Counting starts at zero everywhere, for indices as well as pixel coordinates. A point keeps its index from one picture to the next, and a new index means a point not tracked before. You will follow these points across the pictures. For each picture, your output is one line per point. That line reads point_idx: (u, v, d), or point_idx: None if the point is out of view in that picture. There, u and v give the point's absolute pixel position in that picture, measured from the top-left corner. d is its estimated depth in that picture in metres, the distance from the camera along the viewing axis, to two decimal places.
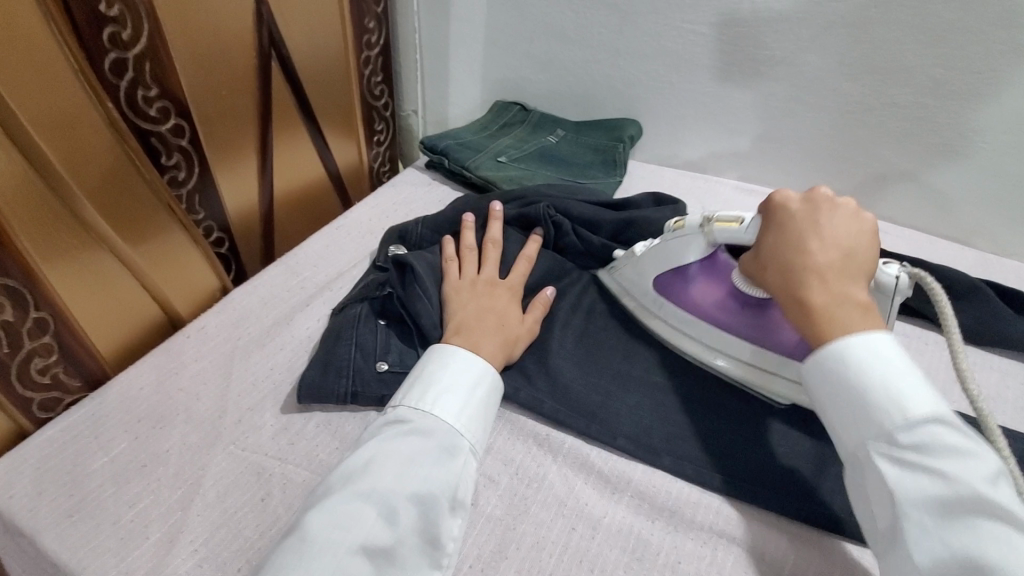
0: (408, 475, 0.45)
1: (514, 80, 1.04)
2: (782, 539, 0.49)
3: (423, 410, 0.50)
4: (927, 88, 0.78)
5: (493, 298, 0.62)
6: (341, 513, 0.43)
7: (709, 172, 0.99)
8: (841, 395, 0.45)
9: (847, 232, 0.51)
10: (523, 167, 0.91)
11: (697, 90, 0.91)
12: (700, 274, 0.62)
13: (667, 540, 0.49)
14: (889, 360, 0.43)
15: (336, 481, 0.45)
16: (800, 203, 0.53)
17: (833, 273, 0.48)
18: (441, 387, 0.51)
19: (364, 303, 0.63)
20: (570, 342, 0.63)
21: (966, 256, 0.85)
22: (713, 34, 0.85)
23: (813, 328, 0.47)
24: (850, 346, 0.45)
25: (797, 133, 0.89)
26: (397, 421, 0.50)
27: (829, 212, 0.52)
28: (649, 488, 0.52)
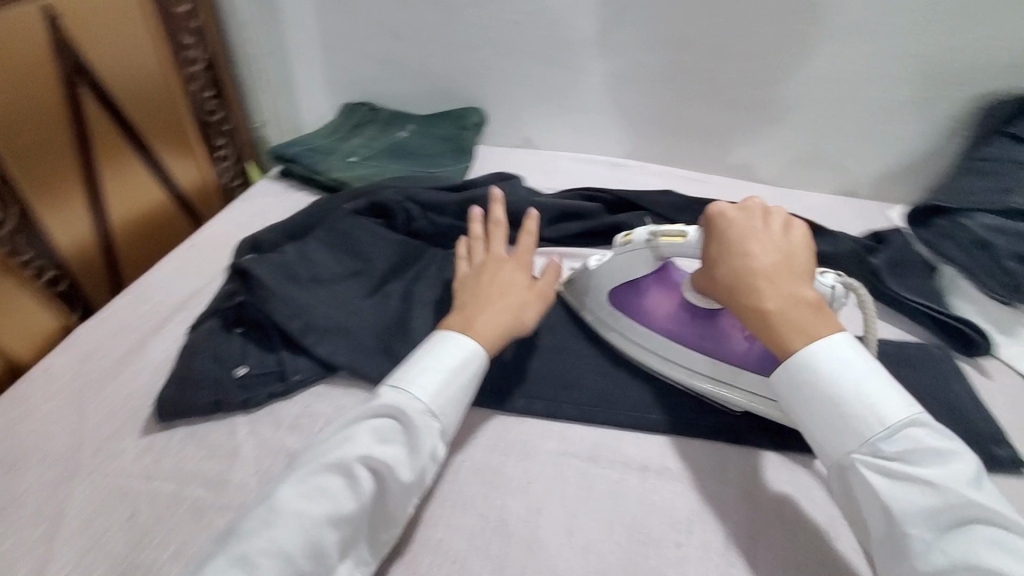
0: (394, 450, 0.47)
1: (358, 82, 1.07)
2: (611, 452, 0.58)
3: (407, 392, 0.50)
4: (714, 53, 0.88)
5: (499, 266, 0.63)
6: (366, 476, 0.45)
7: (552, 146, 1.08)
8: (813, 406, 0.47)
9: (782, 239, 0.52)
10: (373, 164, 0.95)
11: (526, 75, 1.00)
12: (654, 287, 0.64)
13: (519, 468, 0.56)
14: (853, 364, 0.46)
15: (370, 429, 0.48)
16: (733, 210, 0.53)
17: (780, 277, 0.49)
18: (435, 365, 0.52)
19: (217, 316, 0.65)
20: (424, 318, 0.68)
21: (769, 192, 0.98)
22: (529, 23, 0.94)
23: (772, 338, 0.48)
24: (819, 360, 0.46)
25: (620, 104, 0.98)
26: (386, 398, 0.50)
27: (757, 219, 0.53)
28: (501, 431, 0.60)
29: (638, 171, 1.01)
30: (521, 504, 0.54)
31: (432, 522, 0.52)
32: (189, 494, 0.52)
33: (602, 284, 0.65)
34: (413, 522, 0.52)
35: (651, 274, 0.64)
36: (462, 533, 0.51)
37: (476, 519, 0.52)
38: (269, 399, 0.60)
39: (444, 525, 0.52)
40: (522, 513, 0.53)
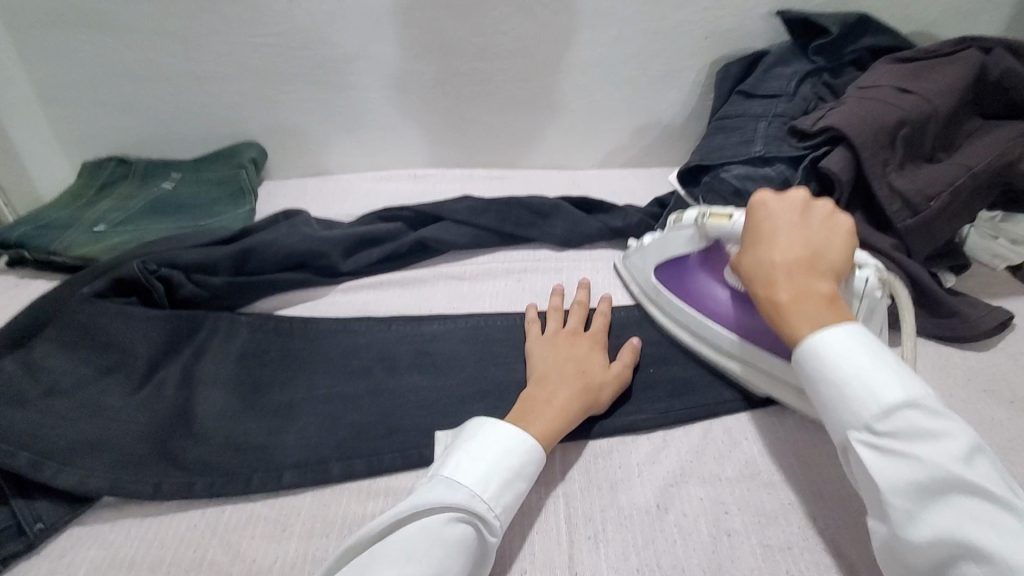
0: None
1: None
2: (683, 515, 0.49)
3: (489, 502, 0.44)
4: None
5: (575, 347, 0.59)
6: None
7: (613, 163, 1.00)
8: (885, 454, 0.39)
9: (817, 236, 0.50)
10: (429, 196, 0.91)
11: (612, 88, 0.91)
12: (702, 266, 0.64)
13: (596, 536, 0.47)
14: (953, 452, 0.37)
15: (432, 539, 0.41)
16: (781, 199, 0.53)
17: (797, 271, 0.48)
18: (509, 478, 0.46)
19: (266, 370, 0.61)
20: (470, 352, 0.63)
21: None
22: (626, 34, 0.86)
23: (778, 329, 0.47)
24: (919, 429, 0.38)
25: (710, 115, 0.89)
26: (452, 504, 0.43)
27: (793, 214, 0.52)
28: (570, 490, 0.51)
29: None
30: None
31: None
32: (206, 554, 0.46)
33: (649, 258, 0.67)
34: None
35: (699, 254, 0.64)
36: None
37: None
38: None
39: None
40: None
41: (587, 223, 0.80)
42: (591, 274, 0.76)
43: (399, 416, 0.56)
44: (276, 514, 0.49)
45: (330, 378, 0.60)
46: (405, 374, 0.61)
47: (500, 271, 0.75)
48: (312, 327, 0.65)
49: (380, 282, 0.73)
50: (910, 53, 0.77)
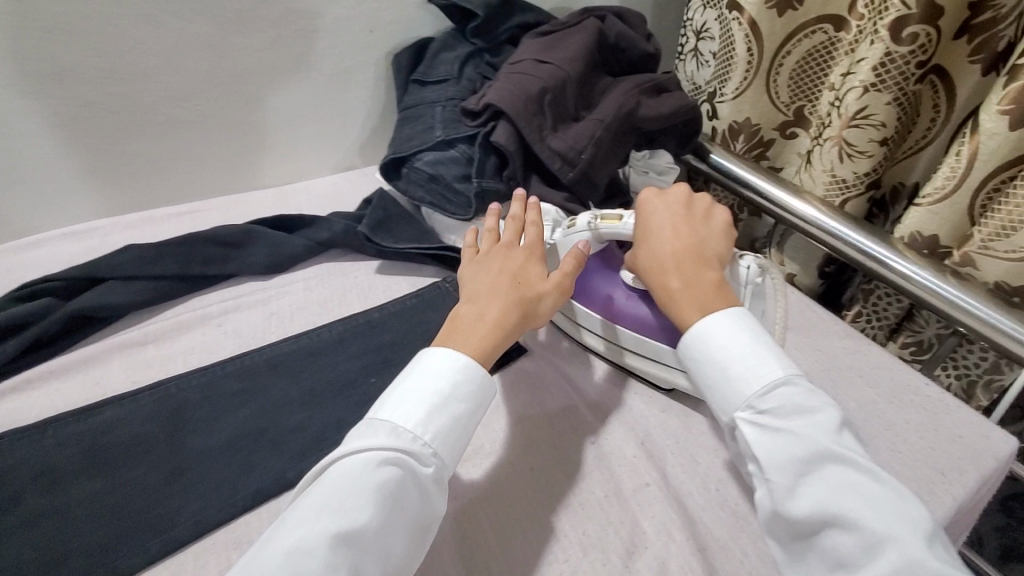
0: (386, 530, 0.40)
1: None
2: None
3: (422, 436, 0.44)
4: None
5: (511, 259, 0.57)
6: (359, 542, 0.38)
7: (322, 172, 0.96)
8: (770, 429, 0.45)
9: (700, 230, 0.58)
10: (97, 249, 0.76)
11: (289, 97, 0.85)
12: (600, 268, 0.65)
13: None
14: (833, 436, 0.43)
15: (348, 486, 0.40)
16: (670, 199, 0.60)
17: (683, 262, 0.55)
18: (439, 403, 0.45)
19: None
20: (164, 430, 0.54)
21: None
22: (282, 38, 0.79)
23: (671, 312, 0.54)
24: (800, 408, 0.45)
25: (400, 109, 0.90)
26: (376, 443, 0.42)
27: (682, 212, 0.59)
28: None
29: None
30: None
31: None
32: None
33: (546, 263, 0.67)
34: None
35: (596, 256, 0.66)
36: None
37: None
38: None
39: None
40: None
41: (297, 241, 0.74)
42: (306, 293, 0.71)
43: (71, 541, 0.46)
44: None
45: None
46: (76, 484, 0.49)
47: (197, 320, 0.66)
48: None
49: (41, 377, 0.59)
50: (548, 26, 0.86)
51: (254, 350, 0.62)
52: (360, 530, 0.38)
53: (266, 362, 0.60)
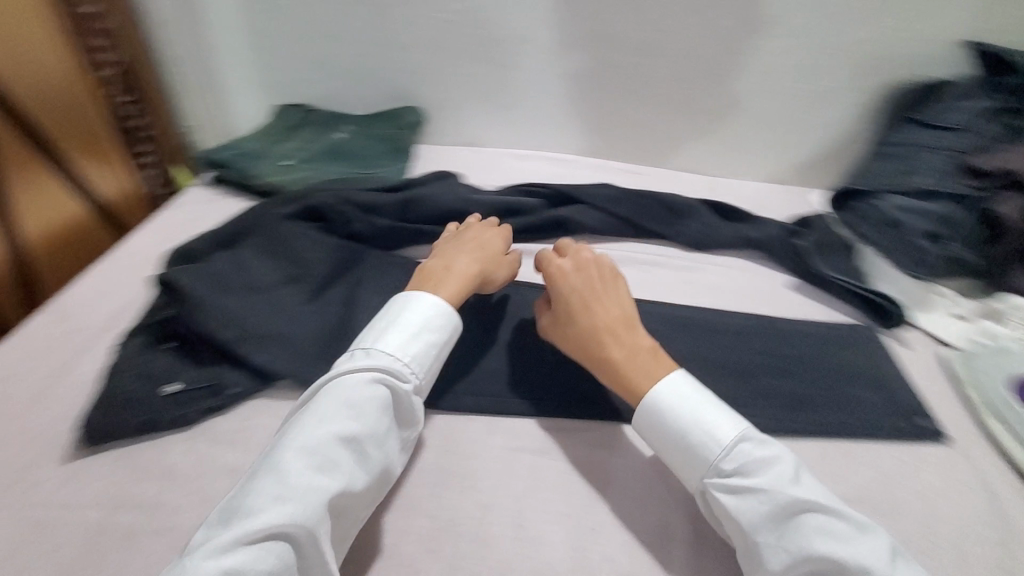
0: (349, 450, 0.46)
1: (293, 83, 1.07)
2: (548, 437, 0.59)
3: (401, 357, 0.52)
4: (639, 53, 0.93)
5: (595, 276, 0.61)
6: (319, 459, 0.45)
7: (493, 144, 1.08)
8: (824, 553, 0.43)
9: (614, 296, 0.60)
10: (310, 167, 0.93)
11: (464, 72, 1.00)
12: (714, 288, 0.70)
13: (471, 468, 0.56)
14: (882, 540, 0.44)
15: (341, 392, 0.49)
16: (572, 269, 0.62)
17: (619, 332, 0.57)
18: (415, 333, 0.54)
19: (143, 333, 0.61)
20: (379, 319, 0.66)
21: (700, 183, 1.00)
22: (464, 20, 0.94)
23: (616, 380, 0.55)
24: (849, 521, 0.45)
25: (566, 103, 1.01)
26: (355, 364, 0.51)
27: (584, 264, 0.62)
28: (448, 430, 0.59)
29: (579, 166, 1.02)
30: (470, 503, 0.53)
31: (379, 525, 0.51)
32: (120, 522, 0.49)
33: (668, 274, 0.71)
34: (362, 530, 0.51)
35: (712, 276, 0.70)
36: None
37: (426, 521, 0.52)
38: (204, 416, 0.57)
39: (394, 529, 0.51)
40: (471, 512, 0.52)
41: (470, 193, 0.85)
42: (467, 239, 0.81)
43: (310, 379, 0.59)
44: (189, 476, 0.52)
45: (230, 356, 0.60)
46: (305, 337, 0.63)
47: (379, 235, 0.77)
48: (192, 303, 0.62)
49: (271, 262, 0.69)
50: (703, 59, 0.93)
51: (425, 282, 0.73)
52: (353, 434, 0.47)
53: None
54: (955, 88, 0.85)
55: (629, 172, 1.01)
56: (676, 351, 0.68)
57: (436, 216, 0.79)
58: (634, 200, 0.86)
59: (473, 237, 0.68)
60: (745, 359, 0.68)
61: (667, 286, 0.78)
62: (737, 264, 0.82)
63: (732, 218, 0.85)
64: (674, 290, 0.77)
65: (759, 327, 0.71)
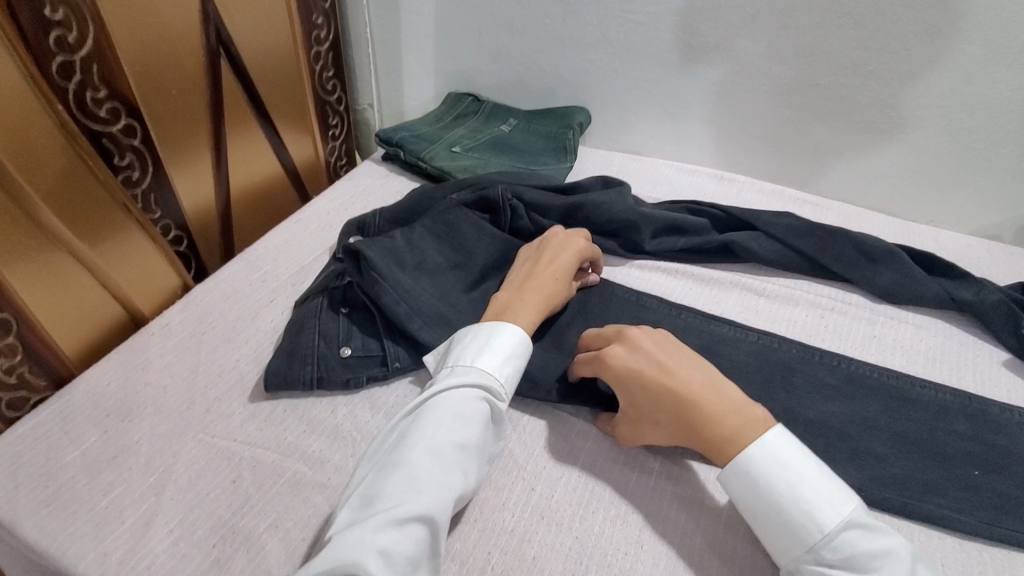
0: (465, 454, 0.47)
1: (467, 72, 1.10)
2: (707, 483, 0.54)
3: (497, 377, 0.52)
4: (847, 70, 0.84)
5: (647, 342, 0.54)
6: (445, 460, 0.46)
7: (655, 155, 1.04)
8: None
9: (674, 357, 0.52)
10: (476, 156, 0.95)
11: (639, 76, 0.97)
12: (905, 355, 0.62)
13: (621, 496, 0.52)
14: None
15: (450, 403, 0.49)
16: (624, 352, 0.53)
17: (719, 402, 0.49)
18: (504, 356, 0.53)
19: (325, 294, 0.65)
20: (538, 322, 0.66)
21: (889, 224, 0.89)
22: (653, 23, 0.91)
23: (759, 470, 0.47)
24: None
25: (745, 119, 0.94)
26: (456, 381, 0.51)
27: (627, 344, 0.54)
28: (598, 451, 0.56)
29: (748, 188, 0.95)
30: (619, 533, 0.50)
31: (528, 537, 0.49)
32: (288, 468, 0.52)
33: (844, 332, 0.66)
34: (508, 534, 0.49)
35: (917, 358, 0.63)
36: (563, 553, 0.48)
37: (573, 542, 0.49)
38: (369, 383, 0.60)
39: (540, 542, 0.49)
40: (621, 544, 0.49)
41: (637, 205, 0.82)
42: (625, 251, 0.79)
43: None
44: (349, 439, 0.55)
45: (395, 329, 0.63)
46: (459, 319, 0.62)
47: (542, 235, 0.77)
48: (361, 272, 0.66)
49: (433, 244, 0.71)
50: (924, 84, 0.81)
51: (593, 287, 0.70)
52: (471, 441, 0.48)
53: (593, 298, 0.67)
54: None
55: (806, 203, 0.92)
56: (856, 414, 0.60)
57: (601, 224, 0.78)
58: (819, 234, 0.77)
59: (559, 265, 0.64)
60: (944, 442, 0.58)
61: (851, 336, 0.69)
62: (936, 324, 0.71)
63: (938, 272, 0.74)
64: (858, 342, 0.68)
65: (963, 406, 0.61)
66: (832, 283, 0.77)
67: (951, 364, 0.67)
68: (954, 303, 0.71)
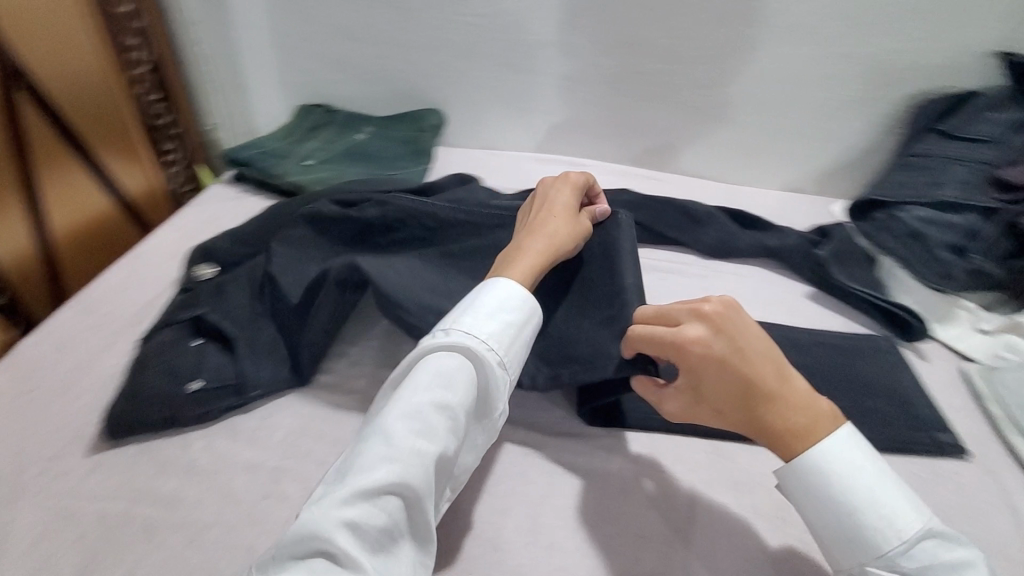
0: (449, 416, 0.45)
1: (316, 83, 1.09)
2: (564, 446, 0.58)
3: (480, 336, 0.49)
4: (660, 57, 0.93)
5: (729, 328, 0.46)
6: (424, 426, 0.44)
7: (511, 148, 1.09)
8: None
9: (759, 344, 0.46)
10: (331, 167, 0.94)
11: (483, 75, 1.01)
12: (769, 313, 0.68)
13: (485, 473, 0.55)
14: None
15: (431, 368, 0.47)
16: (703, 335, 0.46)
17: (801, 396, 0.45)
18: (490, 314, 0.51)
19: (173, 327, 0.63)
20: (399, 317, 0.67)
21: (717, 190, 1.00)
22: (485, 24, 0.96)
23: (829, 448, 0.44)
24: None
25: (584, 108, 1.01)
26: (437, 345, 0.48)
27: (704, 328, 0.46)
28: None
29: (598, 171, 1.02)
30: (484, 506, 0.53)
31: None
32: (139, 513, 0.50)
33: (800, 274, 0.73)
34: None
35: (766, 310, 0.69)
36: None
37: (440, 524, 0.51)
38: (226, 413, 0.59)
39: None
40: (487, 517, 0.52)
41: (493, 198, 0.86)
42: None
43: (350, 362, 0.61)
44: (207, 471, 0.53)
45: (252, 351, 0.62)
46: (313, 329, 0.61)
47: None
48: (212, 300, 0.65)
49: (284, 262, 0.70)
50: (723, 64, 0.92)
51: (602, 228, 0.66)
52: (451, 405, 0.45)
53: (602, 249, 0.63)
54: (988, 97, 0.80)
55: (648, 179, 1.01)
56: None
57: None
58: (653, 205, 0.85)
59: (555, 206, 0.63)
60: None
61: (687, 293, 0.77)
62: (756, 272, 0.81)
63: (753, 227, 0.85)
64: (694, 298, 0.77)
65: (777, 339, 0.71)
66: (670, 248, 0.85)
67: (769, 304, 0.76)
68: (767, 252, 0.81)
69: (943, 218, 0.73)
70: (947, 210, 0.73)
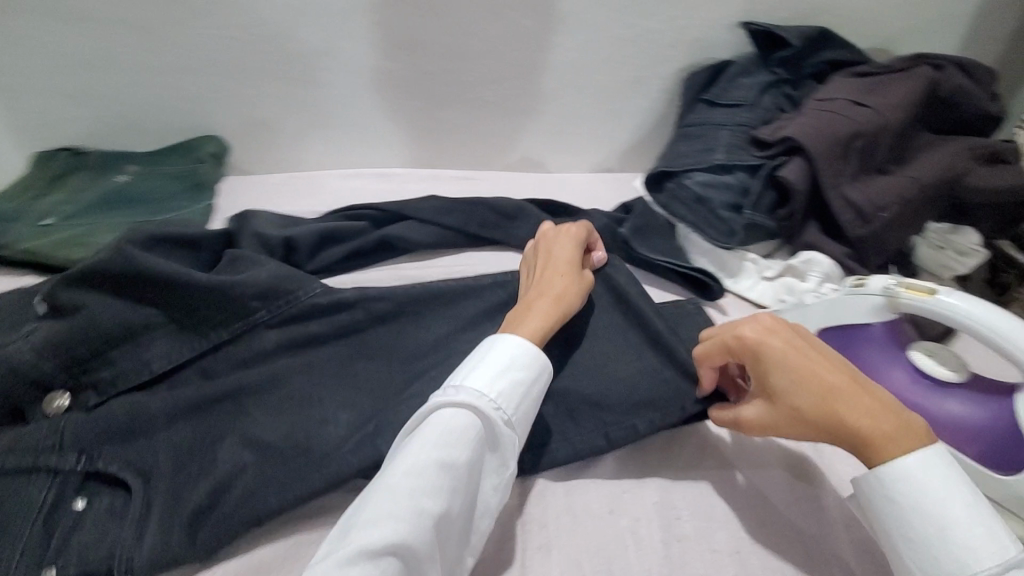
0: (450, 474, 0.44)
1: (54, 122, 0.91)
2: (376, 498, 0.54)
3: (486, 394, 0.49)
4: (445, 57, 0.89)
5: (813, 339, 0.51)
6: (430, 484, 0.43)
7: (313, 167, 1.00)
8: None
9: (816, 357, 0.49)
10: (82, 222, 0.79)
11: (260, 92, 0.91)
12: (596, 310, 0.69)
13: None
14: None
15: (435, 426, 0.46)
16: (771, 338, 0.51)
17: (865, 402, 0.46)
18: (498, 370, 0.50)
19: (42, 474, 0.52)
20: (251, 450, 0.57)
21: (530, 181, 1.00)
22: (246, 37, 0.85)
23: (871, 455, 0.45)
24: None
25: (380, 116, 0.95)
26: (445, 399, 0.48)
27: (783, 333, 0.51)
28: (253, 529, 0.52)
29: (410, 179, 0.98)
30: None
31: None
32: None
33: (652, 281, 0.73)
34: None
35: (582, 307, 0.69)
36: None
37: None
38: None
39: None
40: None
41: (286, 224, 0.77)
42: None
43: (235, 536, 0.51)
44: None
45: (143, 513, 0.51)
46: (223, 467, 0.54)
47: None
48: (83, 439, 0.54)
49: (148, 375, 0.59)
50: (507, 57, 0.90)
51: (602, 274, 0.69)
52: (453, 465, 0.45)
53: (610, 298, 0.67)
54: (739, 64, 0.88)
55: (460, 179, 0.99)
56: None
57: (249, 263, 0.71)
58: (461, 208, 0.82)
59: (557, 257, 0.64)
60: None
61: None
62: None
63: (561, 214, 0.85)
64: None
65: None
66: (486, 247, 0.83)
67: None
68: (577, 237, 0.82)
69: (719, 180, 0.79)
70: (720, 172, 0.79)
